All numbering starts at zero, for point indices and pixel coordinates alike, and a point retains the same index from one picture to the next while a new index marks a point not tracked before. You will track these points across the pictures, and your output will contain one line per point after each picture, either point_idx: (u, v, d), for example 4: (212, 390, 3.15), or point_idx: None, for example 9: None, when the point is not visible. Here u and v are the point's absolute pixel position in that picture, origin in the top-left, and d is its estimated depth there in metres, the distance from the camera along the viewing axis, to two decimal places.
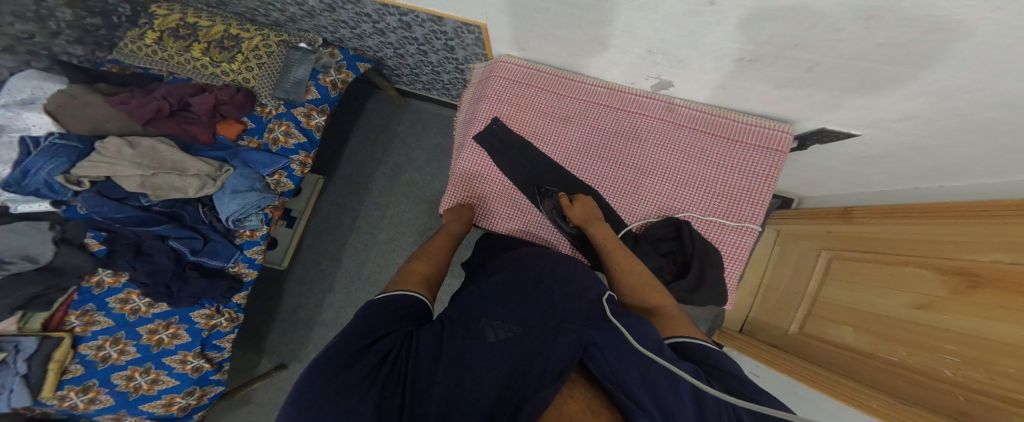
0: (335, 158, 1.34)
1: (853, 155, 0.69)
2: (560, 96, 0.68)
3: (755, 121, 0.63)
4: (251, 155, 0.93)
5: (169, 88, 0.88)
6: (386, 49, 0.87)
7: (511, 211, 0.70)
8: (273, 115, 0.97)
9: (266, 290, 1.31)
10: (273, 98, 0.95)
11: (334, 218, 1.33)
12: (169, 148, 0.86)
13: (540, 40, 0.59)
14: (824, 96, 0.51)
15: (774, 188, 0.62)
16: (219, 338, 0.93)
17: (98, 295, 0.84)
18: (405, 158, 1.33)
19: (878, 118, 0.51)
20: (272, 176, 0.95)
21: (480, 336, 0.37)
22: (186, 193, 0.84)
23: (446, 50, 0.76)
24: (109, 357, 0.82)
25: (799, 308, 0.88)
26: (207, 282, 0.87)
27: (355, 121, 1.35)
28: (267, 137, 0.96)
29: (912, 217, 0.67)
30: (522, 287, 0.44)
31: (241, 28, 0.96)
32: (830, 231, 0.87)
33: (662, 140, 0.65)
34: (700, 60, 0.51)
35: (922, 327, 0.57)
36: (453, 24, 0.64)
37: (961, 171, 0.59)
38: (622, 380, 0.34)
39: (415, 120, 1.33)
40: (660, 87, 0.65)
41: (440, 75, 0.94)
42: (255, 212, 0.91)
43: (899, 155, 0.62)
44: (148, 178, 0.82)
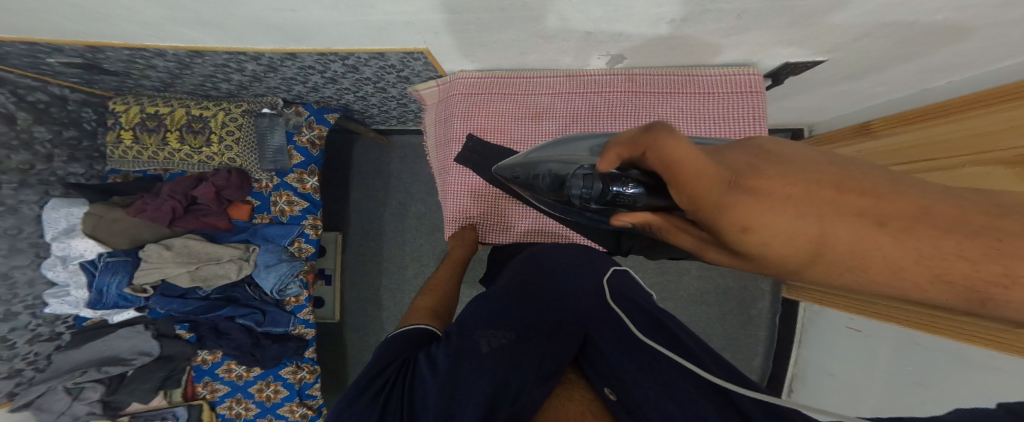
0: (345, 209, 1.39)
1: (835, 77, 0.67)
2: (525, 97, 0.69)
3: (718, 71, 0.63)
4: (268, 230, 1.02)
5: (171, 185, 0.94)
6: (346, 95, 0.91)
7: (515, 218, 0.71)
8: (271, 187, 1.02)
9: (329, 343, 1.39)
10: (265, 172, 0.98)
11: (361, 264, 1.38)
12: (199, 242, 0.98)
13: (487, 49, 0.60)
14: (774, 32, 0.51)
15: (766, 127, 0.61)
16: (310, 387, 1.11)
17: (208, 368, 1.06)
18: (408, 194, 1.36)
19: (834, 41, 0.52)
20: (293, 244, 1.04)
21: (475, 346, 0.40)
22: (229, 277, 0.98)
23: (402, 81, 0.78)
24: (240, 413, 1.06)
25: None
26: (279, 345, 1.03)
27: (348, 171, 1.38)
28: (274, 210, 1.03)
29: (935, 118, 0.67)
30: (523, 292, 0.48)
31: (200, 106, 0.90)
32: (857, 152, 0.83)
33: (636, 111, 0.64)
34: (637, 29, 0.51)
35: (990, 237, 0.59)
36: (397, 56, 0.64)
37: (963, 62, 0.56)
38: (625, 379, 0.36)
39: (403, 155, 1.36)
40: (616, 63, 0.65)
41: (408, 105, 0.97)
42: (292, 279, 1.04)
43: (881, 67, 0.61)
44: (194, 272, 0.95)
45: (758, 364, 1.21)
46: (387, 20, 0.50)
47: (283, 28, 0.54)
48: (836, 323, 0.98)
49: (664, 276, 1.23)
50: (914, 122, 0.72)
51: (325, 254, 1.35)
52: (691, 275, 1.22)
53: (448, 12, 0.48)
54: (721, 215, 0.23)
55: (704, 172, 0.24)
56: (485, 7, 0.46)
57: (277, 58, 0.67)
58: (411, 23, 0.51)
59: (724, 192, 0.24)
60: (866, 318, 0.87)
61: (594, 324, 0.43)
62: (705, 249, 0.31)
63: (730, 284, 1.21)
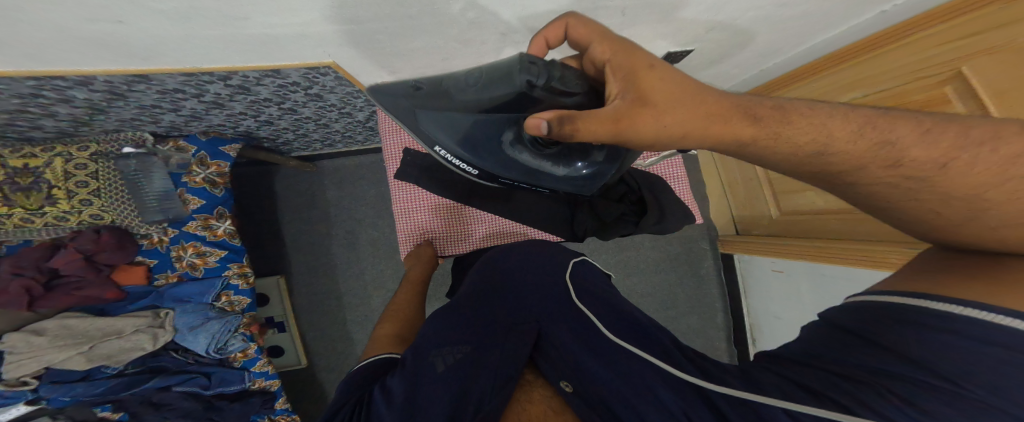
0: (280, 248, 1.24)
1: (712, 65, 0.75)
2: None
3: None
4: (179, 290, 0.87)
5: (10, 260, 0.73)
6: (243, 121, 0.80)
7: (469, 225, 0.73)
8: (167, 242, 0.85)
9: (295, 395, 1.24)
10: (154, 226, 0.82)
11: (309, 302, 1.24)
12: (83, 320, 0.79)
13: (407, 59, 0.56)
14: (654, 29, 0.55)
15: None
16: None
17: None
18: (352, 219, 1.25)
19: (713, 25, 0.56)
20: (219, 299, 0.90)
21: (431, 367, 0.36)
22: (143, 348, 0.81)
23: (314, 99, 0.71)
24: None
25: (765, 192, 1.06)
26: (242, 404, 0.91)
27: (274, 204, 1.24)
28: (182, 266, 0.87)
29: (834, 66, 0.75)
30: (476, 302, 0.46)
31: (20, 154, 0.71)
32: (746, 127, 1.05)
33: None
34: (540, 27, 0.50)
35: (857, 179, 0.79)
36: (297, 72, 0.57)
37: (800, 34, 0.65)
38: (586, 374, 0.35)
39: (338, 179, 1.25)
40: None
41: (331, 125, 0.88)
42: (231, 335, 0.89)
43: (761, 43, 0.67)
44: (89, 352, 0.77)
45: (722, 321, 1.29)
46: (269, 33, 0.44)
47: (111, 44, 0.42)
48: (763, 267, 1.10)
49: (625, 252, 1.27)
50: (850, 60, 0.72)
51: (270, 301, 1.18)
52: (646, 247, 1.27)
53: (342, 23, 0.43)
54: (630, 60, 0.32)
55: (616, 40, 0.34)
56: (385, 16, 0.43)
57: (122, 80, 0.54)
58: (304, 36, 0.46)
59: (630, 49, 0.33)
60: (784, 258, 1.00)
61: (550, 319, 0.42)
62: (619, 136, 0.29)
63: (684, 257, 1.28)
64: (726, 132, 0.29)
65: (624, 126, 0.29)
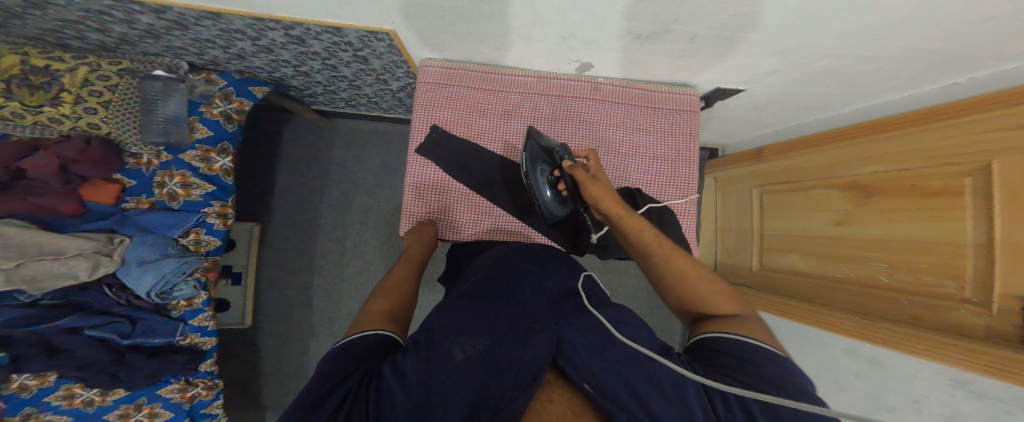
0: (269, 198, 1.22)
1: (746, 105, 0.80)
2: (496, 92, 0.73)
3: (667, 89, 0.73)
4: (146, 218, 0.82)
5: None
6: (282, 68, 0.80)
7: (477, 216, 0.75)
8: (156, 166, 0.83)
9: (244, 351, 1.21)
10: (148, 146, 0.80)
11: (292, 261, 1.23)
12: (24, 230, 0.72)
13: (458, 39, 0.59)
14: (711, 60, 0.59)
15: (697, 145, 0.75)
16: (206, 406, 0.94)
17: (33, 398, 0.79)
18: (351, 183, 1.24)
19: (753, 75, 0.63)
20: (188, 236, 0.87)
21: (449, 355, 0.38)
22: (77, 277, 0.74)
23: (358, 61, 0.72)
24: None
25: (753, 245, 1.10)
26: (159, 360, 0.83)
27: (278, 155, 1.22)
28: (160, 193, 0.84)
29: (837, 140, 0.81)
30: (487, 296, 0.47)
31: (46, 57, 0.70)
32: (751, 170, 1.11)
33: (598, 119, 0.73)
34: (607, 41, 0.54)
35: (837, 240, 0.82)
36: (356, 34, 0.58)
37: (830, 94, 0.70)
38: (599, 379, 0.36)
39: (348, 141, 1.24)
40: (584, 70, 0.71)
41: (361, 87, 0.92)
42: (182, 279, 0.84)
43: (789, 95, 0.72)
44: (14, 270, 0.70)
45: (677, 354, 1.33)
46: None
47: None
48: None
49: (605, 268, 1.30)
50: (842, 139, 0.80)
51: (235, 248, 1.14)
52: (630, 273, 1.33)
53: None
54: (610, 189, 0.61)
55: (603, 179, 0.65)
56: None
57: (193, 15, 0.55)
58: (378, 2, 0.47)
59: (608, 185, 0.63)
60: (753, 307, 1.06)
61: (566, 326, 0.41)
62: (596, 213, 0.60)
63: None
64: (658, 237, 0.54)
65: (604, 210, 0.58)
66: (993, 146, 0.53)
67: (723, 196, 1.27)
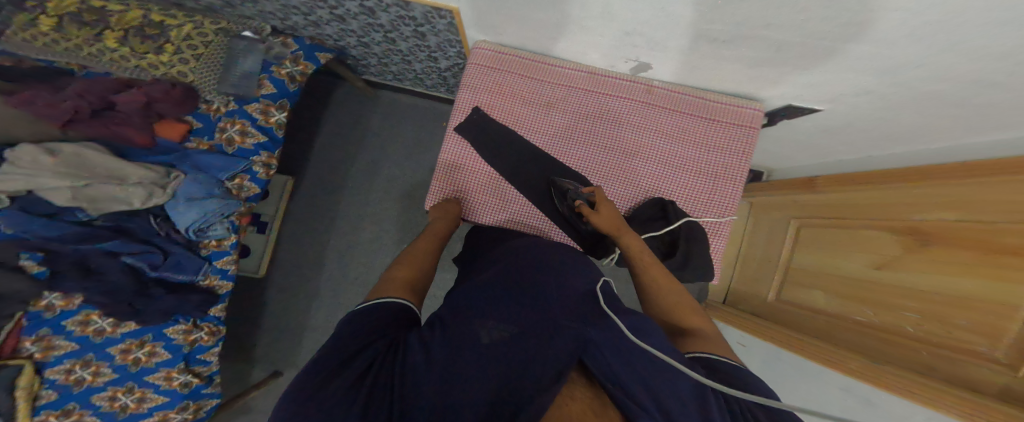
0: (306, 154, 1.26)
1: (815, 128, 0.72)
2: (543, 83, 0.72)
3: (730, 100, 0.68)
4: (202, 158, 0.88)
5: (83, 84, 0.79)
6: (347, 37, 0.85)
7: (499, 204, 0.75)
8: (222, 113, 0.90)
9: (249, 298, 1.23)
10: (219, 95, 0.89)
11: (313, 219, 1.26)
12: (98, 154, 0.78)
13: (516, 24, 0.60)
14: (786, 71, 0.53)
15: (749, 165, 0.70)
16: (203, 352, 0.90)
17: (51, 319, 0.77)
18: (383, 152, 1.27)
19: (837, 94, 0.54)
20: (233, 180, 0.91)
21: (475, 339, 0.38)
22: (130, 204, 0.79)
23: (416, 36, 0.76)
24: (83, 380, 0.78)
25: (773, 279, 1.03)
26: (176, 297, 0.83)
27: (323, 118, 1.27)
28: (219, 137, 0.90)
29: (890, 182, 0.73)
30: (510, 284, 0.47)
31: (164, 13, 0.83)
32: (795, 200, 1.01)
33: (643, 123, 0.71)
34: (675, 42, 0.52)
35: (869, 282, 0.73)
36: (422, 9, 0.62)
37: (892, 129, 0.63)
38: (620, 380, 0.36)
39: (388, 112, 1.28)
40: (641, 71, 0.69)
41: (413, 64, 0.96)
42: (219, 220, 0.88)
43: (857, 125, 0.65)
44: (80, 189, 0.74)
45: None
46: None
47: None
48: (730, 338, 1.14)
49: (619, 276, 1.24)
50: (881, 181, 0.75)
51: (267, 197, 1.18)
52: None
53: None
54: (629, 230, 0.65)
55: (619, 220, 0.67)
56: None
57: None
58: None
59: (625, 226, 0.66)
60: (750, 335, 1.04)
61: (592, 326, 0.41)
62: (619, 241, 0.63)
63: None
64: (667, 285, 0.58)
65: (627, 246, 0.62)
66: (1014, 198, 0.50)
67: (756, 222, 1.18)
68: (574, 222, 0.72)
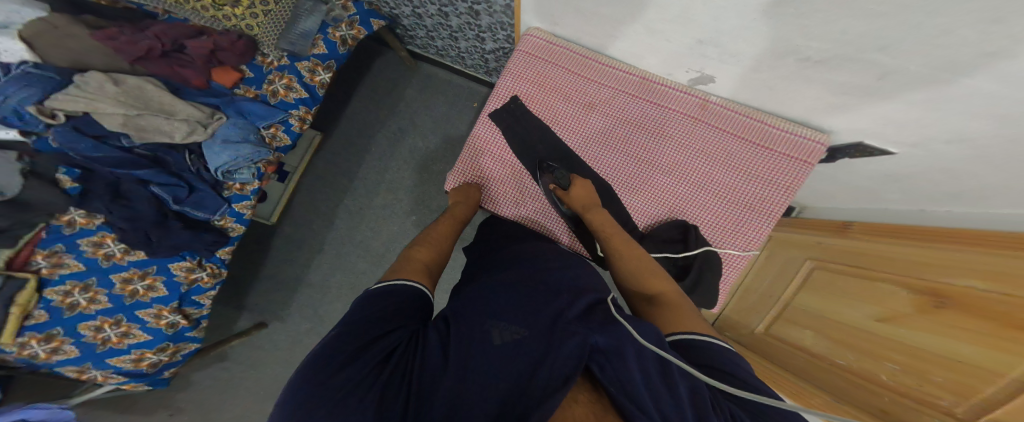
0: (337, 113, 1.28)
1: (876, 173, 0.66)
2: (589, 81, 0.70)
3: (791, 128, 0.63)
4: (245, 104, 0.90)
5: (163, 27, 0.85)
6: (403, 7, 0.92)
7: (518, 198, 0.74)
8: (275, 67, 0.94)
9: (253, 244, 1.23)
10: (276, 50, 0.92)
11: (329, 176, 1.26)
12: (158, 90, 0.81)
13: (576, 15, 0.62)
14: (866, 100, 0.49)
15: (790, 201, 0.65)
16: (199, 294, 0.90)
17: (69, 236, 0.78)
18: (410, 122, 1.27)
19: (923, 138, 0.48)
20: (268, 129, 0.93)
21: (485, 338, 0.37)
22: (171, 137, 0.80)
23: (471, 14, 0.81)
24: (77, 304, 0.77)
25: (768, 312, 0.97)
26: (190, 233, 0.82)
27: (358, 80, 1.29)
28: (266, 89, 0.94)
29: (908, 239, 0.63)
30: (524, 286, 0.46)
31: None
32: (820, 242, 0.85)
33: (685, 139, 0.67)
34: (752, 55, 0.50)
35: (874, 336, 0.66)
36: None
37: (927, 190, 0.59)
38: (625, 381, 0.33)
39: (423, 84, 1.28)
40: (700, 83, 0.65)
41: (458, 41, 0.98)
42: (247, 165, 0.88)
43: (917, 180, 0.59)
44: (132, 118, 0.78)
45: None
46: None
47: None
48: None
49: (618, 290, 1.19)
50: (899, 238, 0.65)
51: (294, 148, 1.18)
52: None
53: None
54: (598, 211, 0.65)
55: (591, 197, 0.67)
56: None
57: None
58: None
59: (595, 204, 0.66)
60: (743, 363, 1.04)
61: (598, 332, 0.38)
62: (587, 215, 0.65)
63: None
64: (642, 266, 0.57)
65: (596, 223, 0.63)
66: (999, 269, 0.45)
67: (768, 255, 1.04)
68: (553, 204, 0.70)
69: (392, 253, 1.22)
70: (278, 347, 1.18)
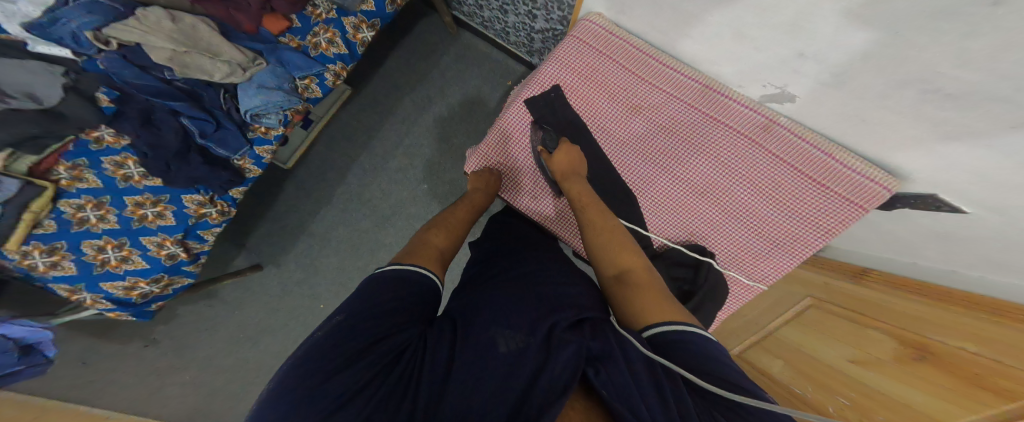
0: (369, 70, 1.25)
1: (910, 236, 0.62)
2: (641, 81, 0.65)
3: (863, 170, 0.56)
4: (287, 54, 0.87)
5: None
6: None
7: (539, 193, 0.71)
8: (322, 19, 0.91)
9: (263, 187, 1.23)
10: (327, 1, 0.91)
11: (350, 131, 1.24)
12: (209, 31, 0.80)
13: (648, 7, 0.59)
14: (957, 147, 0.44)
15: (825, 245, 0.60)
16: (205, 229, 0.91)
17: (95, 152, 0.76)
18: (440, 90, 1.23)
19: (996, 203, 0.44)
20: (303, 80, 0.91)
21: (490, 347, 0.34)
22: (211, 76, 0.79)
23: None
24: (87, 221, 0.76)
25: (752, 338, 0.94)
26: (209, 169, 0.82)
27: (396, 39, 1.25)
28: (309, 40, 0.91)
29: (925, 299, 0.57)
30: (529, 291, 0.43)
31: None
32: (828, 283, 0.78)
33: (730, 161, 0.62)
34: (861, 77, 0.45)
35: (862, 383, 0.63)
36: None
37: (964, 257, 0.54)
38: (626, 391, 0.29)
39: (461, 53, 1.24)
40: (772, 101, 0.60)
41: (507, 14, 0.94)
42: (276, 111, 0.87)
43: (959, 247, 0.54)
44: (178, 55, 0.76)
45: None
46: None
47: None
48: None
49: None
50: (917, 292, 0.59)
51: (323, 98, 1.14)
52: None
53: None
54: (577, 182, 0.62)
55: (574, 165, 0.65)
56: None
57: None
58: None
59: (575, 175, 0.63)
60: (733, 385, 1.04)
61: (595, 340, 0.35)
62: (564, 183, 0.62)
63: None
64: (620, 248, 0.53)
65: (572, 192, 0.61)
66: (979, 331, 0.46)
67: None
68: (540, 168, 0.69)
69: (397, 217, 1.21)
70: (269, 292, 1.20)
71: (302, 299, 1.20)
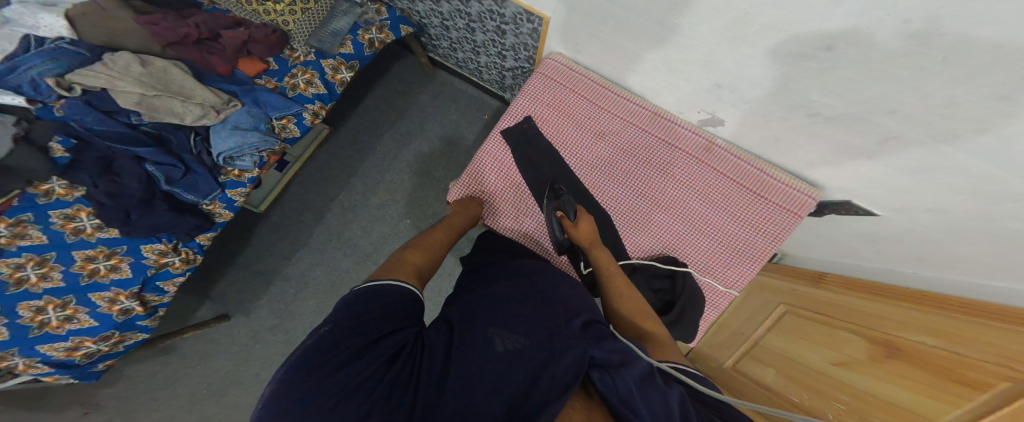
0: (348, 110, 1.29)
1: (846, 239, 0.70)
2: (602, 110, 0.72)
3: (787, 180, 0.65)
4: (264, 95, 0.91)
5: (205, 18, 0.90)
6: (434, 17, 0.98)
7: (518, 214, 0.74)
8: (300, 61, 0.96)
9: (235, 231, 1.20)
10: (305, 46, 0.96)
11: (330, 169, 1.26)
12: (181, 74, 0.84)
13: (603, 48, 0.67)
14: (863, 161, 0.53)
15: (776, 250, 0.66)
16: (165, 279, 0.86)
17: (43, 206, 0.74)
18: (419, 126, 1.29)
19: (908, 203, 0.51)
20: (280, 120, 0.93)
21: (488, 346, 0.36)
22: (182, 119, 0.81)
23: (496, 32, 0.86)
24: (26, 280, 0.72)
25: (739, 348, 0.96)
26: (175, 216, 0.80)
27: (374, 81, 1.31)
28: (286, 81, 0.95)
29: (879, 297, 0.61)
30: (523, 296, 0.46)
31: None
32: (796, 288, 0.81)
33: (686, 178, 0.69)
34: (770, 107, 0.55)
35: (848, 386, 0.65)
36: (515, 10, 0.74)
37: (894, 254, 0.61)
38: (622, 392, 0.33)
39: (438, 91, 1.31)
40: (708, 124, 0.69)
41: (479, 55, 1.03)
42: (251, 153, 0.87)
43: (885, 244, 0.62)
44: (147, 98, 0.79)
45: None
46: None
47: None
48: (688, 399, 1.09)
49: None
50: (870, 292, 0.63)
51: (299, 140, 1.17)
52: None
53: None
54: (600, 252, 0.64)
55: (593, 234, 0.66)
56: None
57: None
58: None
59: (594, 243, 0.65)
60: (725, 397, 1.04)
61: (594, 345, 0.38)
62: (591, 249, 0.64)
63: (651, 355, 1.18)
64: (640, 311, 0.55)
65: (597, 261, 0.63)
66: (951, 328, 0.47)
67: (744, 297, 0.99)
68: (550, 228, 0.69)
69: (379, 254, 1.20)
70: (237, 342, 1.14)
71: (276, 345, 1.14)
